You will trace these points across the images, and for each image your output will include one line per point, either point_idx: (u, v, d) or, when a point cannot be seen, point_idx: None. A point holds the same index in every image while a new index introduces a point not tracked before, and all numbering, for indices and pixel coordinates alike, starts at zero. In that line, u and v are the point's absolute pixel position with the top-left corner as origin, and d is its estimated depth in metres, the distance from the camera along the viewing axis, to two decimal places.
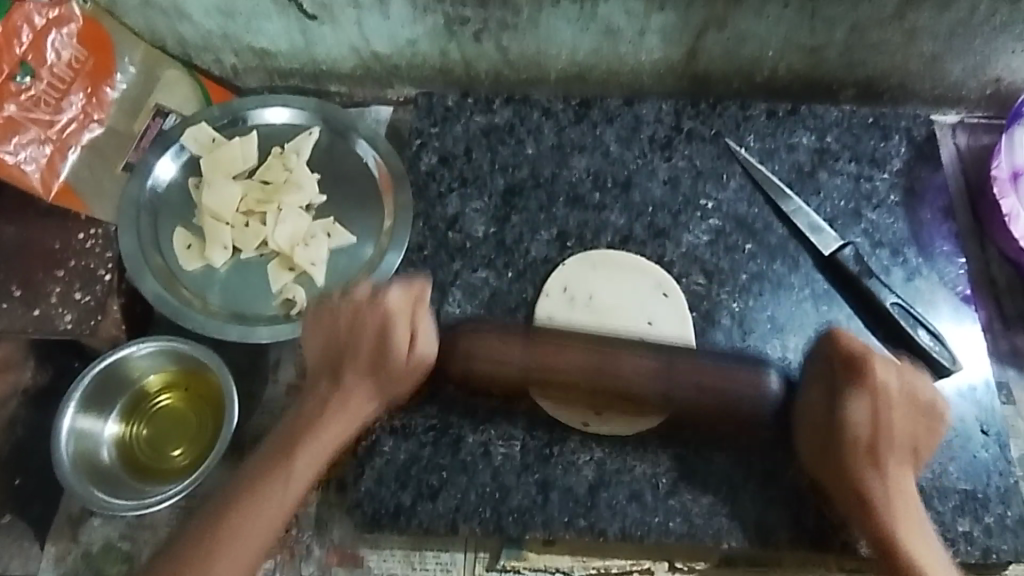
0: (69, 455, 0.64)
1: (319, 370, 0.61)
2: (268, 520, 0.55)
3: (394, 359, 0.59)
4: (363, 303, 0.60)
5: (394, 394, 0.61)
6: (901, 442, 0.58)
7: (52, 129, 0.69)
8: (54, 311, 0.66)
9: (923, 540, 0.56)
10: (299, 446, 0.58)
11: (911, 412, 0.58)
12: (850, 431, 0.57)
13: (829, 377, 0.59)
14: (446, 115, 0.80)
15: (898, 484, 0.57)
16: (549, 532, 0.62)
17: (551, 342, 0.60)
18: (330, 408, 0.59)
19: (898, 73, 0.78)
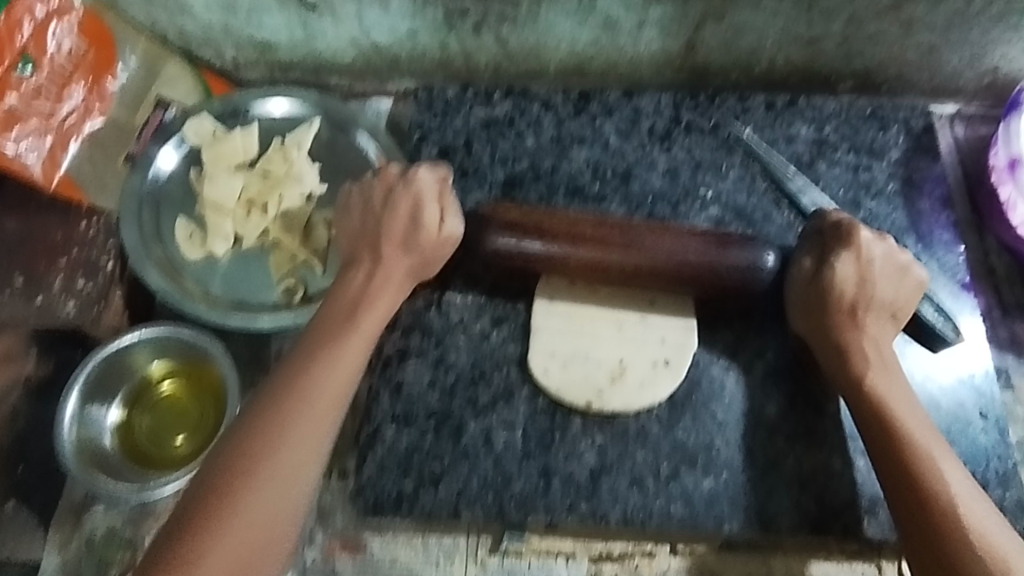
0: (71, 441, 0.64)
1: (360, 240, 0.65)
2: (333, 378, 0.58)
3: (425, 234, 0.64)
4: (396, 181, 0.66)
5: (427, 271, 0.65)
6: (884, 305, 0.61)
7: (54, 121, 0.69)
8: (58, 299, 0.69)
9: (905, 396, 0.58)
10: (357, 312, 0.62)
11: (893, 272, 0.62)
12: (840, 291, 0.61)
13: (818, 246, 0.63)
14: (447, 108, 0.80)
15: (875, 339, 0.61)
16: (551, 518, 0.62)
17: (569, 218, 0.64)
18: (376, 278, 0.63)
19: (895, 63, 0.78)
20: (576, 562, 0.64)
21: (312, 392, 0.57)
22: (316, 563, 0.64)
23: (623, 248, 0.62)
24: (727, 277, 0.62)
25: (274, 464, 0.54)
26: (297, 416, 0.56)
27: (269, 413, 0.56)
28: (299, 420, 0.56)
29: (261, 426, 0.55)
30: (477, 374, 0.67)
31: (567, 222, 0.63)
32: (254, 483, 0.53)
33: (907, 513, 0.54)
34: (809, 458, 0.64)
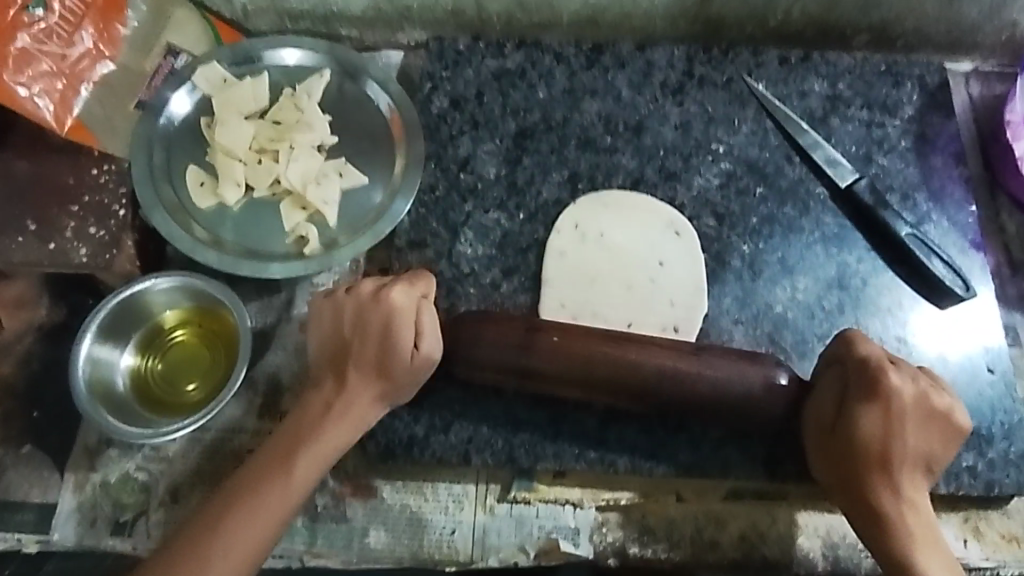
0: (85, 381, 0.65)
1: (325, 362, 0.61)
2: (251, 538, 0.55)
3: (398, 357, 0.60)
4: (367, 299, 0.61)
5: (398, 396, 0.61)
6: (915, 458, 0.57)
7: (65, 62, 0.68)
8: (70, 245, 0.68)
9: (936, 561, 0.54)
10: (297, 454, 0.58)
11: (923, 423, 0.57)
12: (865, 440, 0.56)
13: (838, 384, 0.59)
14: (458, 59, 0.79)
15: (911, 502, 0.56)
16: (560, 463, 0.63)
17: (552, 332, 0.60)
18: (333, 411, 0.59)
19: (913, 17, 0.77)
20: (583, 510, 0.65)
21: (218, 550, 0.54)
22: (327, 507, 0.65)
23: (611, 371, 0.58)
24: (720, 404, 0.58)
25: None
26: (206, 572, 0.54)
27: (177, 566, 0.54)
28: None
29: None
30: None
31: (552, 335, 0.59)
32: None
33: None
34: None
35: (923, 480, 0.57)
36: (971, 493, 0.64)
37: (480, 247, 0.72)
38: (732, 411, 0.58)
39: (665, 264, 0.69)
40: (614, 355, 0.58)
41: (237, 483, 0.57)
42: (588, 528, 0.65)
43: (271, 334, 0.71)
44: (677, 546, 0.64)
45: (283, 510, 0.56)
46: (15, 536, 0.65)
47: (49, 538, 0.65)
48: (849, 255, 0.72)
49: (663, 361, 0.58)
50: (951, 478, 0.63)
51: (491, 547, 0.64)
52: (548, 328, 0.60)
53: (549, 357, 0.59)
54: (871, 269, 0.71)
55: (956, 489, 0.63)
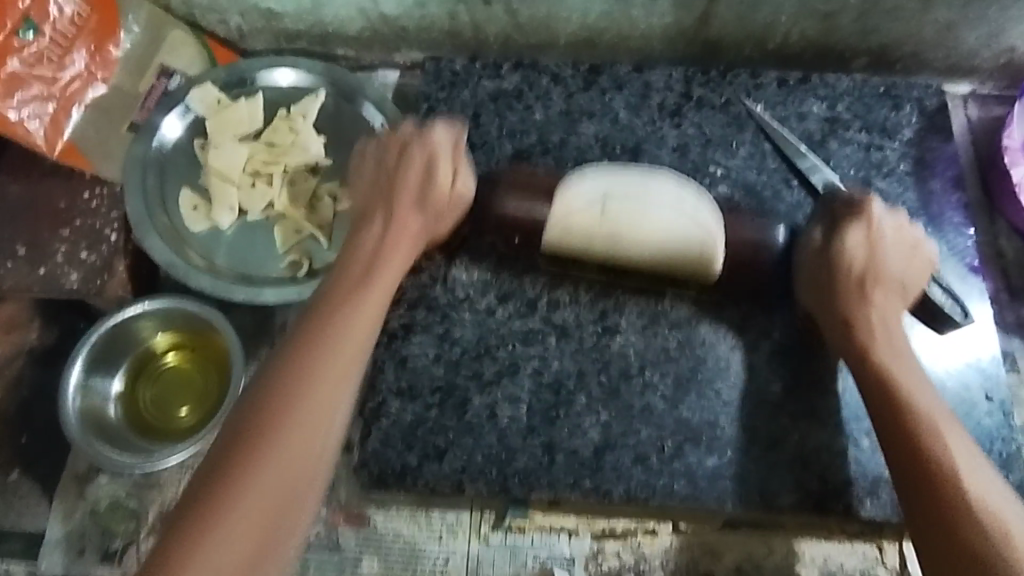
0: (75, 412, 0.64)
1: (371, 193, 0.64)
2: (347, 348, 0.55)
3: (437, 191, 0.64)
4: (411, 138, 0.65)
5: (439, 229, 0.65)
6: (895, 278, 0.61)
7: (56, 86, 0.69)
8: (60, 270, 0.67)
9: (915, 375, 0.57)
10: (373, 273, 0.60)
11: (901, 247, 0.62)
12: (854, 264, 0.61)
13: (829, 218, 0.63)
14: (454, 80, 0.79)
15: (886, 317, 0.60)
16: (555, 493, 0.62)
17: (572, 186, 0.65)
18: (389, 240, 0.62)
19: (912, 41, 0.77)
20: (578, 538, 0.64)
21: (320, 372, 0.52)
22: (318, 536, 0.64)
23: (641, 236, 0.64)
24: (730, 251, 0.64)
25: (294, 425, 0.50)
26: (311, 391, 0.51)
27: (275, 390, 0.51)
28: (302, 411, 0.51)
29: (271, 398, 0.51)
30: (482, 349, 0.67)
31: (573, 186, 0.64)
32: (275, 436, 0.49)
33: (935, 519, 0.50)
34: (813, 437, 0.64)
35: (899, 301, 0.61)
36: None
37: (475, 270, 0.70)
38: (737, 260, 0.64)
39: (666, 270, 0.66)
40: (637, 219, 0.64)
41: (317, 316, 0.56)
42: (583, 558, 0.64)
43: (265, 358, 0.70)
44: None
45: (369, 329, 0.57)
46: (2, 564, 0.64)
47: (36, 567, 0.64)
48: None
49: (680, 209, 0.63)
50: None
51: None
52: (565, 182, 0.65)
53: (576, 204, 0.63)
54: None
55: None
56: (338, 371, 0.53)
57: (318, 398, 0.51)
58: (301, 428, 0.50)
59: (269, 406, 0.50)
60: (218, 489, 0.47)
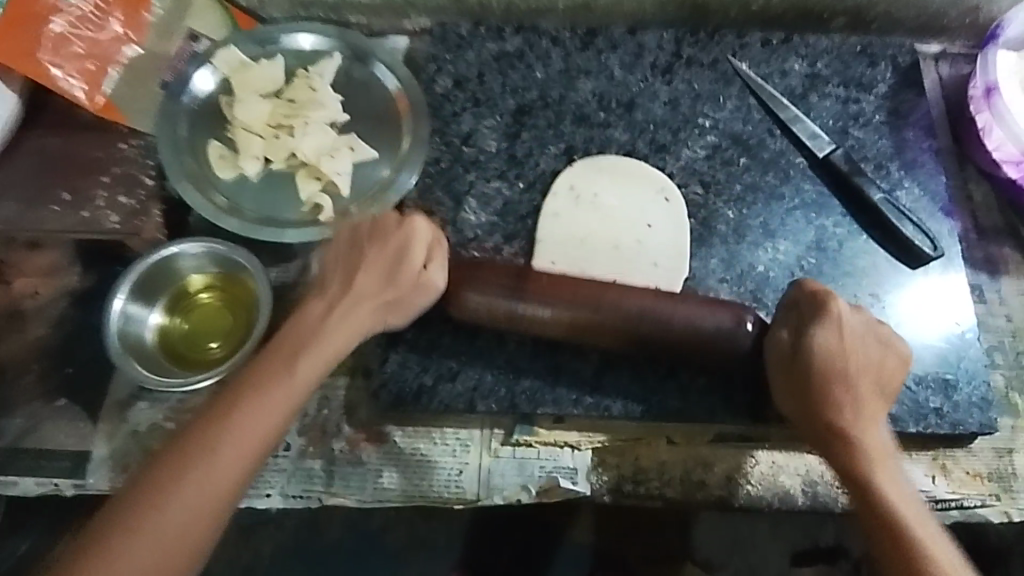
0: (117, 333, 0.70)
1: (336, 271, 0.65)
2: (256, 433, 0.56)
3: (405, 274, 0.64)
4: (390, 220, 0.66)
5: (397, 312, 0.65)
6: (867, 380, 0.61)
7: (95, 45, 0.75)
8: (101, 213, 0.74)
9: (893, 475, 0.57)
10: (301, 356, 0.60)
11: (869, 346, 0.62)
12: (827, 366, 0.60)
13: (796, 322, 0.63)
14: (460, 43, 0.85)
15: (866, 419, 0.60)
16: (559, 408, 0.68)
17: (539, 276, 0.66)
18: (334, 315, 0.62)
19: (885, 1, 0.83)
20: (580, 451, 0.70)
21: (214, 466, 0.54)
22: (342, 452, 0.70)
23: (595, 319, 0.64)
24: (688, 341, 0.64)
25: (183, 501, 0.53)
26: (202, 480, 0.54)
27: (161, 484, 0.53)
28: (187, 505, 0.53)
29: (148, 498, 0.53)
30: None
31: (540, 278, 0.66)
32: (166, 503, 0.53)
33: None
34: None
35: (876, 403, 0.61)
36: (939, 432, 0.69)
37: (483, 214, 0.77)
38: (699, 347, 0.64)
39: (652, 225, 0.75)
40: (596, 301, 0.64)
41: (230, 392, 0.57)
42: (585, 469, 0.70)
43: (291, 296, 0.76)
44: (669, 484, 0.69)
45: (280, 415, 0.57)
46: (52, 480, 0.70)
47: (84, 482, 0.70)
48: (827, 218, 0.77)
49: (641, 305, 0.64)
50: (918, 419, 0.69)
51: (496, 487, 0.69)
52: (536, 274, 0.66)
53: (537, 296, 0.64)
54: (847, 229, 0.76)
55: (923, 428, 0.68)
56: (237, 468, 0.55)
57: (199, 495, 0.53)
58: (194, 502, 0.53)
59: (164, 474, 0.54)
60: (101, 547, 0.51)
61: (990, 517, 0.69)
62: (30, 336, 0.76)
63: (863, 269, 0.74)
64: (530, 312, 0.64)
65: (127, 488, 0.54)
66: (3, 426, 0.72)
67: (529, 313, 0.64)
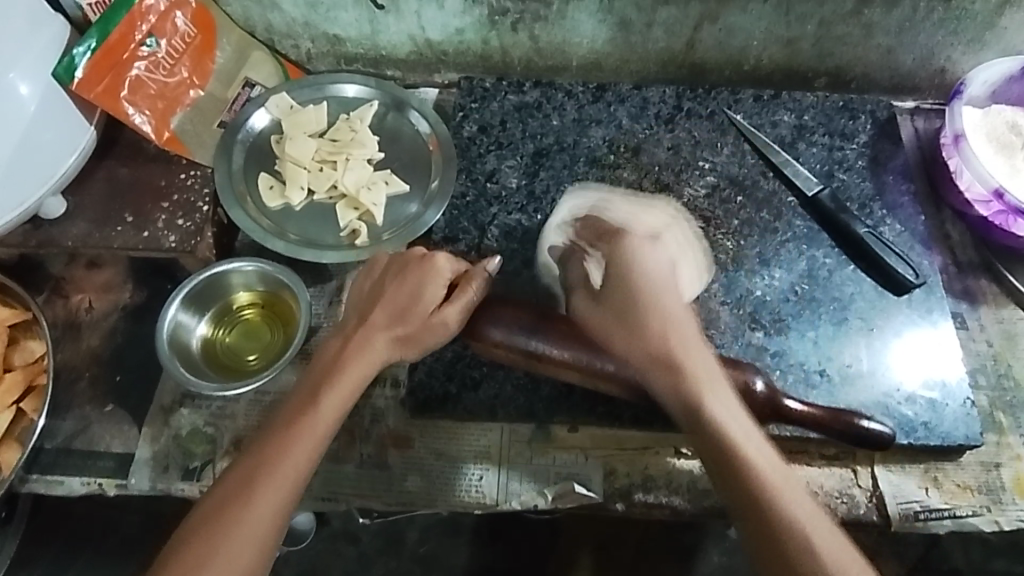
0: (167, 338, 0.76)
1: (357, 310, 0.70)
2: (289, 467, 0.60)
3: (416, 312, 0.68)
4: (415, 258, 0.70)
5: (409, 346, 0.68)
6: (660, 282, 0.64)
7: (167, 89, 0.86)
8: (160, 233, 0.81)
9: (709, 377, 0.60)
10: (323, 392, 0.64)
11: (649, 248, 0.66)
12: (611, 264, 0.65)
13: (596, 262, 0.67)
14: (485, 94, 0.95)
15: (672, 318, 0.62)
16: (574, 416, 0.74)
17: (561, 323, 0.70)
18: (352, 350, 0.67)
19: (861, 63, 0.93)
20: (594, 460, 0.74)
21: (258, 499, 0.59)
22: (370, 457, 0.75)
23: (602, 364, 0.68)
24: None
25: (231, 540, 0.58)
26: (245, 516, 0.58)
27: (212, 523, 0.58)
28: (245, 533, 0.58)
29: (200, 541, 0.58)
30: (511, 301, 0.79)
31: (560, 326, 0.70)
32: (216, 544, 0.57)
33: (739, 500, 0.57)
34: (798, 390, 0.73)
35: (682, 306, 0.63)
36: (929, 445, 0.74)
37: (504, 242, 0.85)
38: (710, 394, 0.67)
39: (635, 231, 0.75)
40: (592, 353, 0.68)
41: (262, 435, 0.63)
42: (598, 476, 0.74)
43: (326, 313, 0.83)
44: (677, 493, 0.74)
45: (314, 448, 0.62)
46: (96, 479, 0.75)
47: (126, 482, 0.74)
48: (817, 250, 0.84)
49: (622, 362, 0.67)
50: (908, 432, 0.74)
51: (514, 492, 0.73)
52: (556, 320, 0.71)
53: (555, 340, 0.68)
54: (835, 260, 0.84)
55: (913, 441, 0.73)
56: (276, 497, 0.59)
57: (245, 532, 0.58)
58: (237, 541, 0.58)
59: (211, 519, 0.58)
60: None
61: (983, 526, 0.73)
62: (84, 347, 0.82)
63: (853, 297, 0.81)
64: (548, 355, 0.68)
65: (179, 537, 0.59)
66: (55, 428, 0.77)
67: (541, 354, 0.68)
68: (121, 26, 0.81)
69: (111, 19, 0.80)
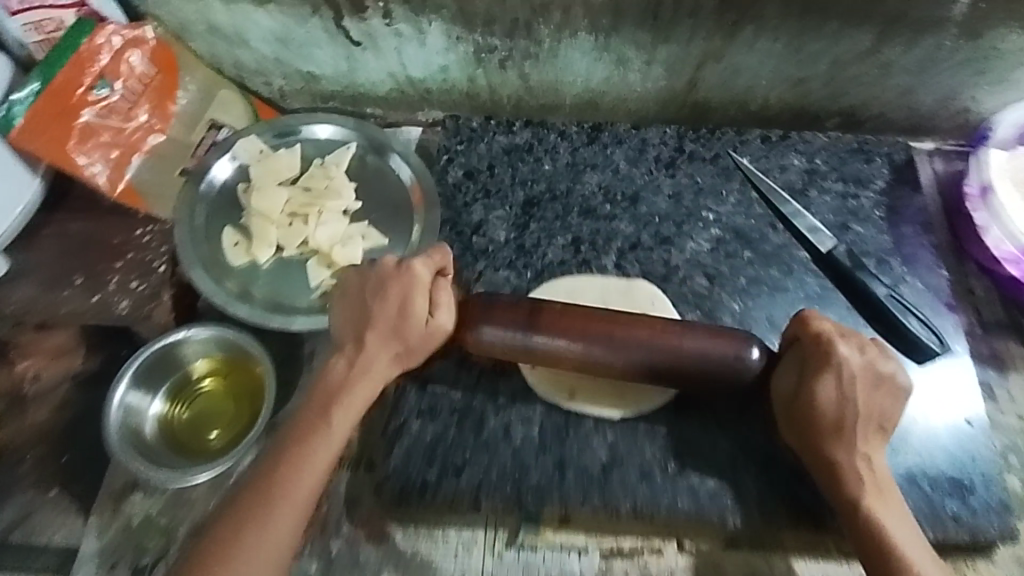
0: (117, 425, 0.69)
1: (347, 328, 0.66)
2: (298, 496, 0.59)
3: (412, 327, 0.64)
4: (389, 272, 0.66)
5: (412, 359, 0.66)
6: (870, 417, 0.61)
7: (122, 136, 0.78)
8: (113, 297, 0.78)
9: (892, 509, 0.60)
10: (330, 415, 0.62)
11: (871, 383, 0.61)
12: (815, 381, 0.61)
13: (797, 359, 0.63)
14: (471, 135, 0.88)
15: (865, 449, 0.61)
16: (566, 507, 0.67)
17: (555, 310, 0.64)
18: (354, 373, 0.64)
19: (877, 103, 0.86)
20: (587, 555, 0.68)
21: (272, 526, 0.58)
22: (341, 551, 0.68)
23: (606, 354, 0.63)
24: (699, 368, 0.62)
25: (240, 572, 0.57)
26: (254, 544, 0.57)
27: (219, 552, 0.57)
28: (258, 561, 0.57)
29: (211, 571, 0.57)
30: (497, 373, 0.72)
31: (555, 314, 0.64)
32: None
33: None
34: None
35: (880, 438, 0.62)
36: (958, 539, 0.68)
37: None
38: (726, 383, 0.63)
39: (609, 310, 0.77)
40: (605, 351, 0.63)
41: (271, 461, 0.61)
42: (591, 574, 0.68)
43: (294, 382, 0.76)
44: None
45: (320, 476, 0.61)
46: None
47: None
48: (831, 313, 0.77)
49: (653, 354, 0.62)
50: (937, 524, 0.68)
51: None
52: (550, 307, 0.65)
53: (550, 334, 0.63)
54: (853, 324, 0.76)
55: (942, 536, 0.67)
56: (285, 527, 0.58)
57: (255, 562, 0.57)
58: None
59: (218, 551, 0.57)
60: None
61: None
62: (30, 422, 0.74)
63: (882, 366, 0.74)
64: (540, 351, 0.64)
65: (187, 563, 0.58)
66: None
67: (539, 349, 0.64)
68: (65, 70, 0.73)
69: (54, 65, 0.72)
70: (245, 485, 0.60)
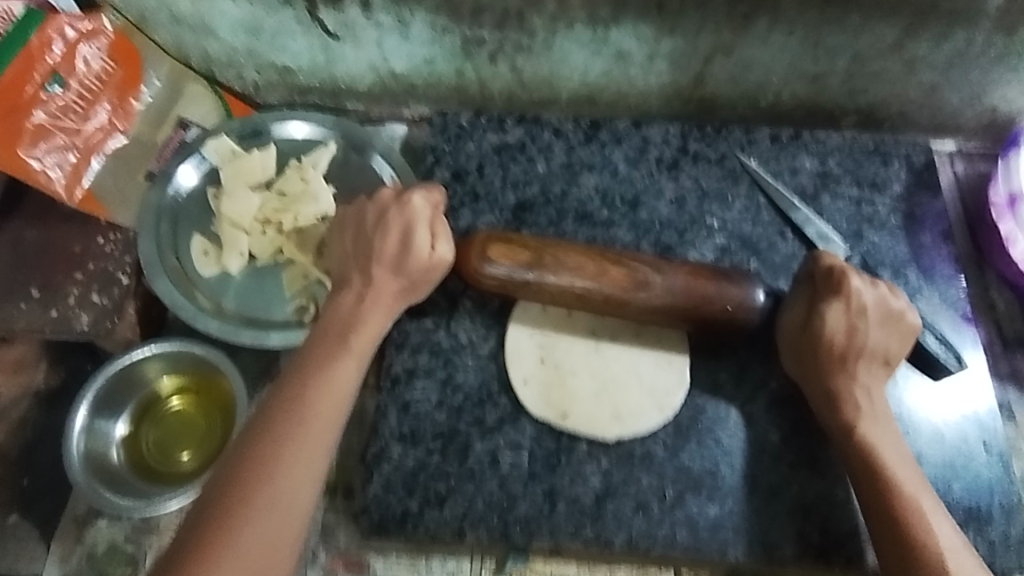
0: (80, 453, 0.65)
1: (350, 261, 0.65)
2: (323, 420, 0.57)
3: (415, 259, 0.63)
4: (389, 203, 0.65)
5: (415, 295, 0.64)
6: (877, 351, 0.62)
7: (78, 137, 0.72)
8: (71, 313, 0.69)
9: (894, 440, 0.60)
10: (347, 341, 0.61)
11: (881, 317, 0.62)
12: (827, 315, 0.61)
13: (808, 293, 0.63)
14: (460, 133, 0.82)
15: (865, 382, 0.62)
16: (556, 541, 0.62)
17: (564, 248, 0.63)
18: (364, 305, 0.63)
19: (898, 102, 0.80)
20: None
21: (301, 447, 0.55)
22: None
23: (620, 290, 0.62)
24: (709, 306, 0.62)
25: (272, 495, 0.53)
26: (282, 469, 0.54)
27: (249, 476, 0.54)
28: (280, 489, 0.54)
29: (243, 494, 0.53)
30: (484, 395, 0.67)
31: (564, 251, 0.62)
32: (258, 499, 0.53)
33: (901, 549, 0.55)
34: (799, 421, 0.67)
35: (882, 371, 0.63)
36: None
37: None
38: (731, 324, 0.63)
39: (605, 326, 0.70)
40: (621, 291, 0.62)
41: (292, 387, 0.59)
42: None
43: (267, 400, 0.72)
44: None
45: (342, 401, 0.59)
46: None
47: None
48: None
49: (667, 291, 0.62)
50: None
51: None
52: (556, 247, 0.63)
53: (567, 271, 0.62)
54: None
55: None
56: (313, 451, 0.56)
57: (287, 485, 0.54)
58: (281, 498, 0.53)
59: (247, 473, 0.54)
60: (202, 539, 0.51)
61: None
62: None
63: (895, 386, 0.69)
64: (546, 288, 0.62)
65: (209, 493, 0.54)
66: None
67: (550, 286, 0.62)
68: (13, 66, 0.67)
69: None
70: (265, 411, 0.58)
